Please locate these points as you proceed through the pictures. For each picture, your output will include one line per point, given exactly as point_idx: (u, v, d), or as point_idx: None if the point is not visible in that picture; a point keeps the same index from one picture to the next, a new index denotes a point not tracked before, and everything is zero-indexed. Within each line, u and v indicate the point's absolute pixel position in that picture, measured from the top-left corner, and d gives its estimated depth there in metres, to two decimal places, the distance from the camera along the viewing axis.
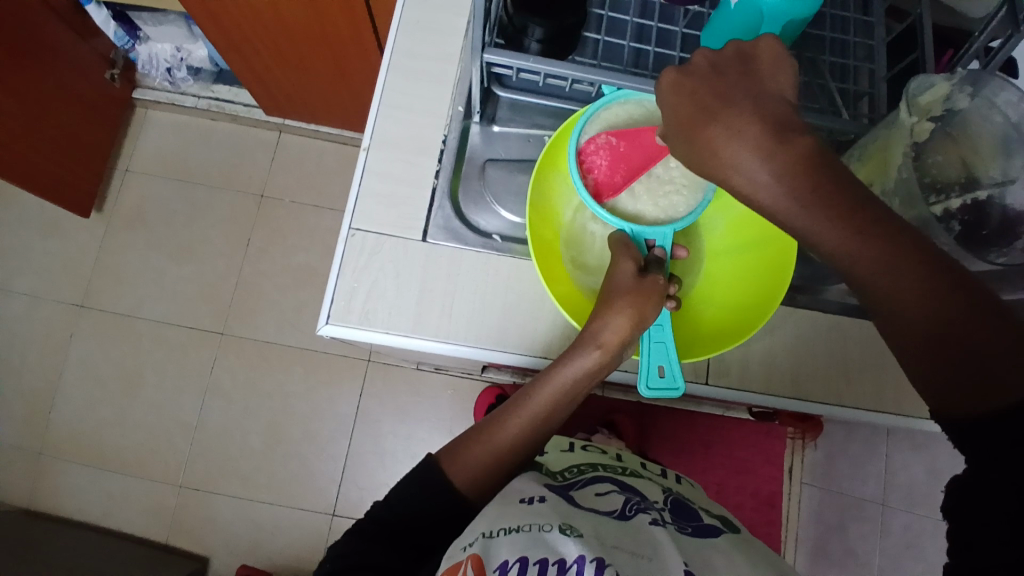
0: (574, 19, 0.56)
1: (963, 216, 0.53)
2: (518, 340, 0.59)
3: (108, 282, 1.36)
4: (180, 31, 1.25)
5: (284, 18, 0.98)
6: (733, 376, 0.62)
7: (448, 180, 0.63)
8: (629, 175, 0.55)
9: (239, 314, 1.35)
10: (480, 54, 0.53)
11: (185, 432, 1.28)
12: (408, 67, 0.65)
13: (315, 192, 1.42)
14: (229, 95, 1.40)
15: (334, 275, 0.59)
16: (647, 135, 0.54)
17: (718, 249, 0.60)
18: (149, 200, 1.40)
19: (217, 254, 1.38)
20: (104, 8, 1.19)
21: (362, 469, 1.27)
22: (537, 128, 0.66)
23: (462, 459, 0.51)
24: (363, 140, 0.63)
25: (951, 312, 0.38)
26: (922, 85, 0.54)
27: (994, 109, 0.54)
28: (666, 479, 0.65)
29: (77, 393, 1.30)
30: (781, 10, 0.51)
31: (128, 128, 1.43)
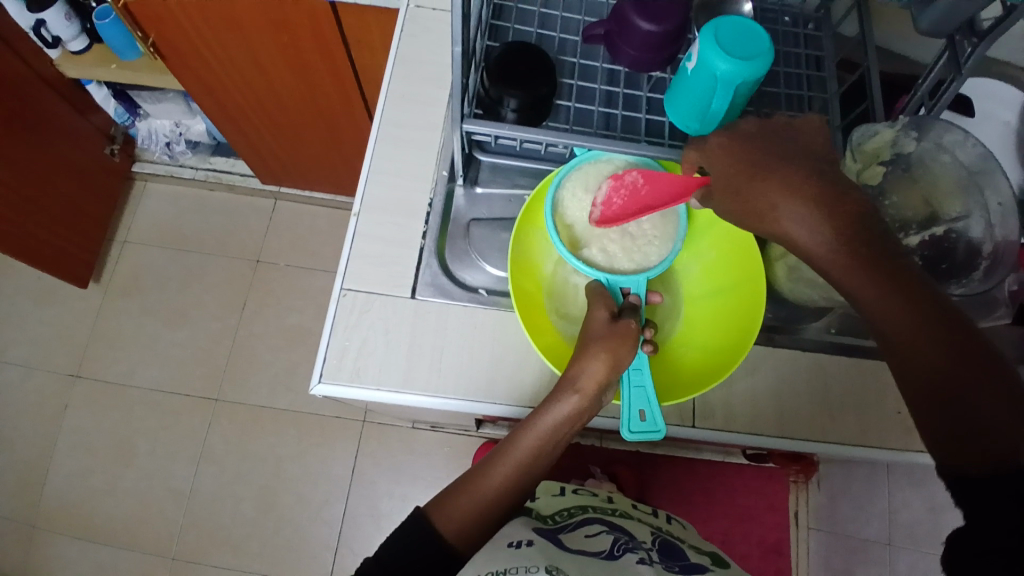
0: (547, 89, 0.61)
1: (923, 252, 0.57)
2: (507, 391, 0.61)
3: (104, 350, 1.37)
4: (178, 107, 1.31)
5: (277, 91, 1.04)
6: (718, 418, 0.63)
7: (435, 240, 0.66)
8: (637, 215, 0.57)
9: (234, 377, 1.36)
10: (460, 124, 0.57)
11: (177, 501, 1.27)
12: (394, 136, 0.70)
13: (310, 256, 1.46)
14: (226, 166, 1.45)
15: (325, 335, 0.61)
16: (665, 178, 0.56)
17: (695, 294, 0.63)
18: (145, 267, 1.44)
19: (212, 319, 1.40)
20: (105, 87, 1.27)
21: (358, 533, 1.25)
22: (517, 187, 0.69)
23: (451, 510, 0.51)
24: (353, 206, 0.67)
25: (933, 348, 0.42)
26: (865, 133, 0.59)
27: (943, 150, 0.58)
28: (656, 519, 0.66)
29: (69, 463, 1.29)
30: (734, 76, 0.55)
31: (126, 201, 1.48)
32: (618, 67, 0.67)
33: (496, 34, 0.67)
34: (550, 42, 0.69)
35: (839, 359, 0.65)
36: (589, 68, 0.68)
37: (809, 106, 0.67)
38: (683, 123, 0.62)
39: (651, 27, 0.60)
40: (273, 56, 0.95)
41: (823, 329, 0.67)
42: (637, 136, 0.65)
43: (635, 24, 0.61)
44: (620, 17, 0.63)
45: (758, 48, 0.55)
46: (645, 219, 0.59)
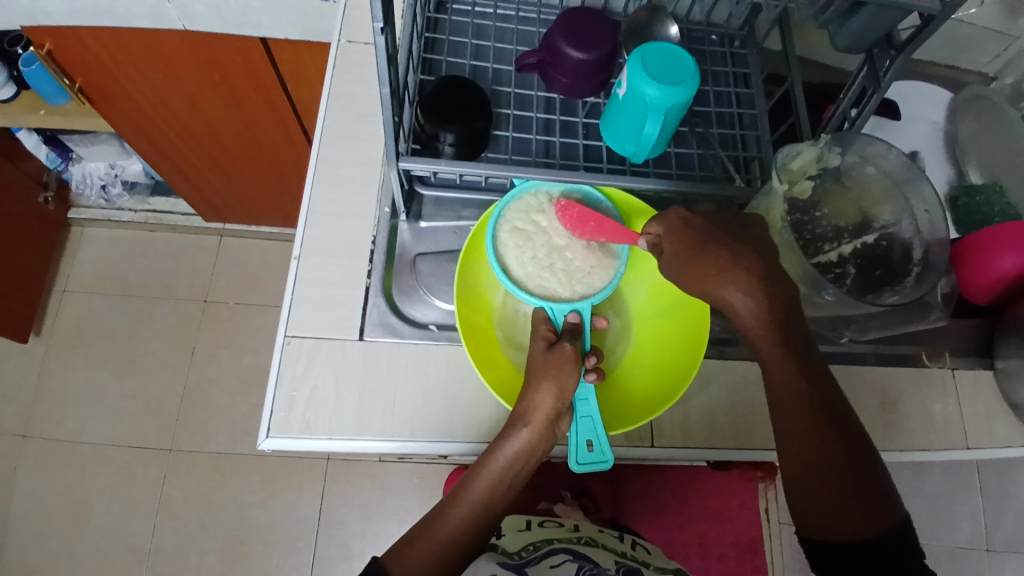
0: (483, 123, 0.61)
1: (856, 260, 0.58)
2: (464, 427, 0.60)
3: (49, 406, 1.30)
4: (113, 149, 1.26)
5: (214, 128, 1.01)
6: (676, 436, 0.63)
7: (381, 278, 0.65)
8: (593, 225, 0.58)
9: (190, 424, 1.31)
10: (396, 162, 0.57)
11: (138, 559, 1.21)
12: (333, 174, 0.69)
13: (261, 292, 1.43)
14: (165, 206, 1.43)
15: (271, 387, 0.59)
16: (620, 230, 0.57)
17: (644, 314, 0.64)
18: (89, 317, 1.38)
19: (162, 365, 1.35)
20: (36, 134, 1.18)
21: (331, 574, 1.22)
22: (463, 219, 0.69)
23: (408, 558, 0.49)
24: (293, 249, 0.65)
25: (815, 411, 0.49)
26: (792, 153, 0.58)
27: (867, 162, 0.60)
28: (621, 545, 0.67)
29: (19, 530, 1.22)
30: (663, 102, 0.56)
31: (63, 249, 1.42)
32: (554, 94, 0.68)
33: (429, 68, 0.67)
34: (484, 73, 0.69)
35: None
36: (524, 97, 0.68)
37: (739, 123, 0.69)
38: (619, 147, 0.63)
39: (582, 55, 0.61)
40: (207, 95, 0.92)
41: None
42: (576, 162, 0.65)
43: (566, 53, 0.62)
44: (550, 47, 0.63)
45: (683, 72, 0.56)
46: (574, 254, 0.58)
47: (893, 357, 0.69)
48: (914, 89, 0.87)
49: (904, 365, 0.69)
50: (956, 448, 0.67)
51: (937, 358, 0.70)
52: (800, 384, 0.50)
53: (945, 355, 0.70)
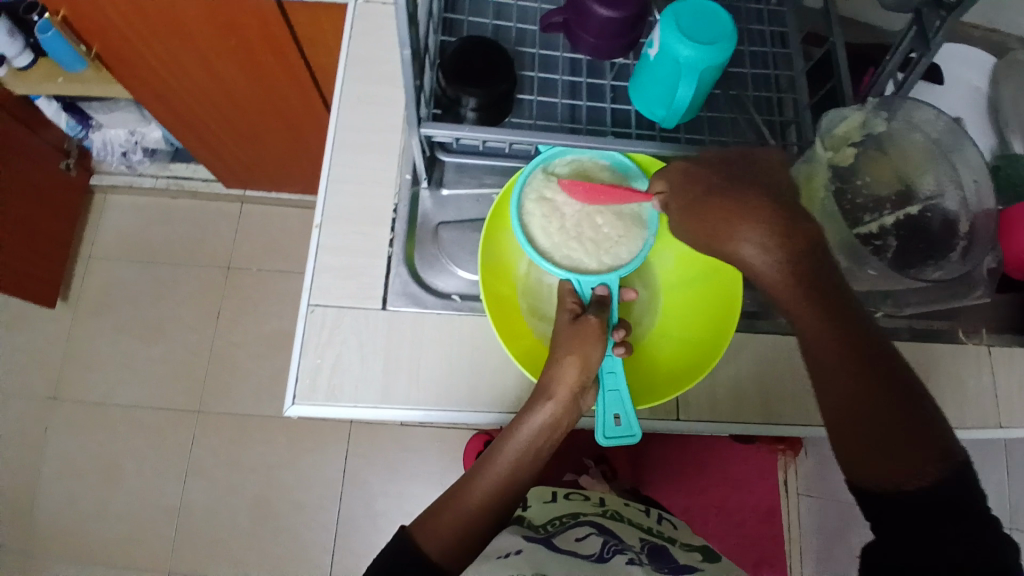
0: (506, 86, 0.59)
1: (898, 232, 0.56)
2: (488, 398, 0.60)
3: (79, 370, 1.34)
4: (132, 115, 1.25)
5: (234, 95, 1.00)
6: (703, 410, 0.62)
7: (403, 247, 0.64)
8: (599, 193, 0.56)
9: (217, 389, 1.33)
10: (417, 128, 0.55)
11: (169, 517, 1.25)
12: (353, 141, 0.67)
13: (284, 259, 1.43)
14: (187, 173, 1.42)
15: (297, 355, 0.59)
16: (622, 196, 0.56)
17: (671, 286, 0.62)
18: (114, 284, 1.39)
19: (188, 331, 1.37)
20: (54, 101, 1.17)
21: (355, 535, 1.25)
22: (485, 187, 0.67)
23: (435, 529, 0.50)
24: (315, 217, 0.64)
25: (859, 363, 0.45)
26: (837, 118, 0.55)
27: (913, 128, 0.57)
28: (647, 519, 0.67)
29: (54, 488, 1.26)
30: (696, 62, 0.53)
31: (87, 216, 1.43)
32: (579, 56, 0.65)
33: (450, 27, 0.64)
34: (507, 34, 0.66)
35: None
36: (549, 58, 0.65)
37: (774, 86, 0.66)
38: (648, 111, 0.61)
39: (611, 13, 0.58)
40: (224, 61, 0.91)
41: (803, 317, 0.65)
42: (603, 127, 0.63)
43: (593, 12, 0.59)
44: (575, 6, 0.60)
45: (719, 31, 0.53)
46: (604, 223, 0.57)
47: (927, 332, 0.67)
48: (961, 50, 0.82)
49: (940, 342, 0.66)
50: (990, 426, 0.65)
51: (975, 333, 0.67)
52: (847, 345, 0.46)
53: (982, 330, 0.68)
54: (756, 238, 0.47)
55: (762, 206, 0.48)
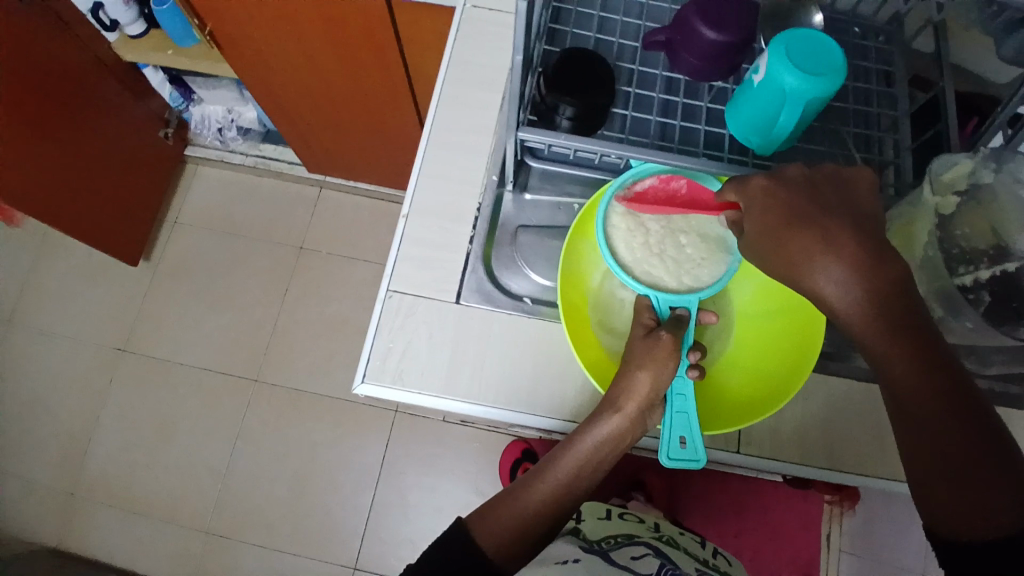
0: (604, 99, 0.59)
1: (992, 287, 0.54)
2: (549, 404, 0.61)
3: (151, 327, 1.42)
4: (231, 94, 1.33)
5: (330, 85, 1.05)
6: (764, 446, 0.61)
7: (482, 246, 0.66)
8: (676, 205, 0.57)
9: (274, 361, 1.39)
10: (514, 131, 0.56)
11: (214, 477, 1.31)
12: (445, 137, 0.69)
13: (351, 246, 1.48)
14: (274, 154, 1.48)
15: (370, 337, 0.62)
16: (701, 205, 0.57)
17: (747, 315, 0.61)
18: (193, 249, 1.47)
19: (254, 303, 1.43)
20: (161, 72, 1.27)
21: (385, 522, 1.27)
22: (567, 196, 0.68)
23: (491, 524, 0.51)
24: (402, 208, 0.67)
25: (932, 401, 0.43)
26: (944, 164, 0.53)
27: (1020, 183, 0.54)
28: (701, 550, 0.66)
29: (116, 434, 1.34)
30: (802, 92, 0.53)
31: (177, 183, 1.52)
32: (677, 76, 0.65)
33: (553, 37, 0.66)
34: (608, 47, 0.67)
35: None
36: (647, 75, 0.66)
37: (877, 123, 0.65)
38: (743, 137, 0.61)
39: (715, 36, 0.58)
40: (326, 51, 0.95)
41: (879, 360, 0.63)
42: (695, 148, 0.63)
43: (699, 33, 0.59)
44: (682, 24, 0.60)
45: (830, 64, 0.52)
46: (687, 243, 0.57)
47: (1004, 397, 0.63)
48: None
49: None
50: None
51: None
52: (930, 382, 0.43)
53: None
54: (833, 272, 0.47)
55: (860, 246, 0.46)
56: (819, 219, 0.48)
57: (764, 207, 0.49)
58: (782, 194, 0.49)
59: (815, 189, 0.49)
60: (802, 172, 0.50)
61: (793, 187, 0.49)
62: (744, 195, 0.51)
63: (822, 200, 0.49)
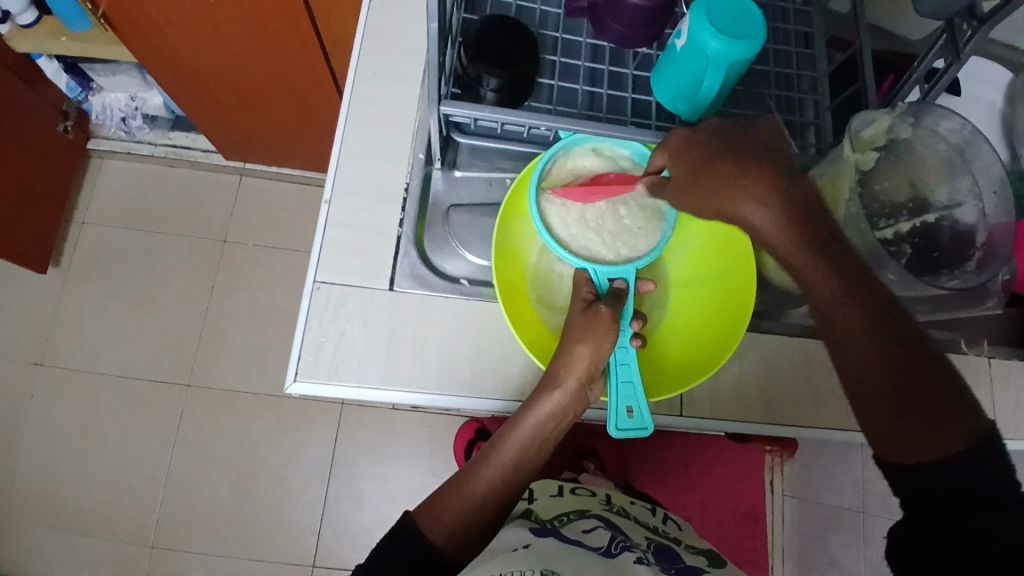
0: (529, 68, 0.58)
1: (913, 239, 0.57)
2: (492, 385, 0.60)
3: (66, 336, 1.31)
4: (133, 80, 1.23)
5: (242, 64, 0.98)
6: (706, 407, 0.62)
7: (413, 228, 0.63)
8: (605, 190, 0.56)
9: (207, 362, 1.31)
10: (437, 106, 0.54)
11: (151, 489, 1.24)
12: (367, 116, 0.66)
13: (281, 234, 1.41)
14: (186, 141, 1.39)
15: (299, 331, 0.58)
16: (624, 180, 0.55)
17: (683, 280, 0.62)
18: (107, 249, 1.37)
19: (180, 302, 1.35)
20: (55, 61, 1.15)
21: (340, 515, 1.24)
22: (498, 171, 0.66)
23: (439, 517, 0.50)
24: (324, 192, 0.63)
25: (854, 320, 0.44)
26: (863, 121, 0.55)
27: (937, 137, 0.56)
28: (652, 517, 0.67)
29: (36, 454, 1.25)
30: (725, 55, 0.53)
31: (82, 179, 1.40)
32: (601, 42, 0.64)
33: (473, 6, 0.63)
34: (530, 15, 0.65)
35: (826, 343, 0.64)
36: (571, 43, 0.64)
37: (796, 85, 0.65)
38: (669, 103, 0.60)
39: (638, 1, 0.57)
40: (232, 26, 0.88)
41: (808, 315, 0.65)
42: (623, 117, 0.62)
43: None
44: None
45: (750, 25, 0.52)
46: (623, 213, 0.57)
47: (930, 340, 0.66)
48: None
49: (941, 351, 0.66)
50: None
51: None
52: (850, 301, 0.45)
53: (982, 342, 0.67)
54: (763, 209, 0.47)
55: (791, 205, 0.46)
56: (749, 156, 0.48)
57: (688, 153, 0.49)
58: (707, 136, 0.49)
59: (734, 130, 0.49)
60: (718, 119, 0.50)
61: (718, 129, 0.49)
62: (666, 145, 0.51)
63: (749, 138, 0.49)
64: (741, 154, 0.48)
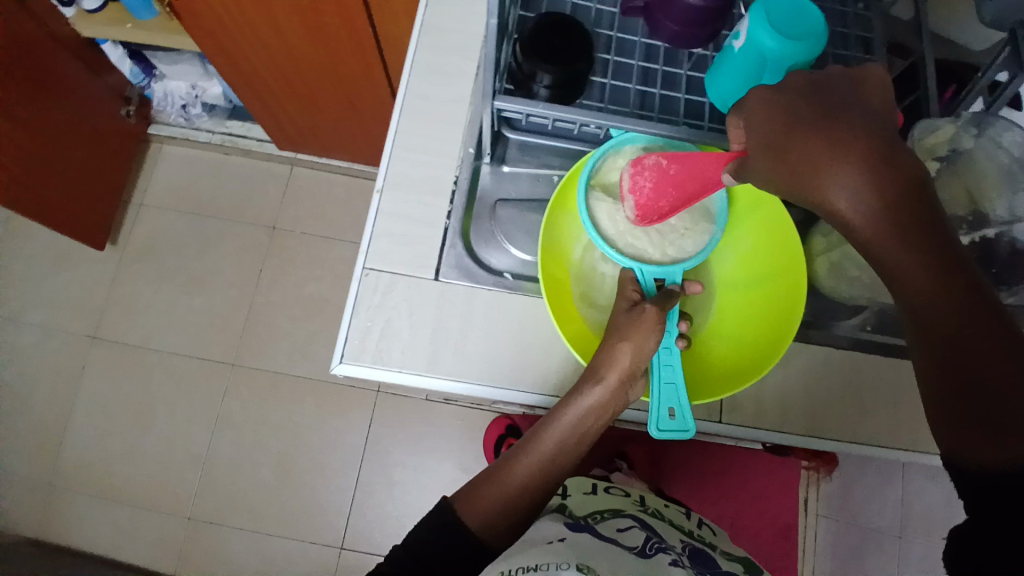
0: (582, 66, 0.58)
1: (971, 253, 0.53)
2: (532, 378, 0.60)
3: (120, 313, 1.37)
4: (195, 70, 1.28)
5: (298, 56, 1.01)
6: (747, 414, 0.61)
7: (460, 221, 0.64)
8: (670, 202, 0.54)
9: (250, 345, 1.36)
10: (491, 100, 0.55)
11: (193, 464, 1.29)
12: (419, 109, 0.67)
13: (326, 224, 1.44)
14: (241, 130, 1.44)
15: (347, 316, 0.60)
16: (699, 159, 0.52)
17: (728, 284, 0.61)
18: (163, 232, 1.43)
19: (228, 286, 1.40)
20: (121, 47, 1.21)
21: (371, 501, 1.27)
22: (546, 167, 0.66)
23: (476, 503, 0.50)
24: (376, 181, 0.65)
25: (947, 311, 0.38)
26: (927, 128, 0.56)
27: (1000, 149, 0.54)
28: (687, 521, 0.66)
29: (89, 424, 1.31)
30: (782, 56, 0.52)
31: (141, 164, 1.46)
32: (656, 42, 0.64)
33: (529, 3, 0.64)
34: (586, 13, 0.65)
35: (875, 357, 0.62)
36: (625, 43, 0.64)
37: None
38: (723, 104, 0.59)
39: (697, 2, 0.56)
40: (292, 20, 0.91)
41: (858, 327, 0.63)
42: (675, 117, 0.62)
43: None
44: None
45: (811, 28, 0.51)
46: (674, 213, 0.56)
47: None
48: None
49: None
50: None
51: None
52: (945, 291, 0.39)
53: None
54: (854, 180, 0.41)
55: None
56: (841, 121, 0.43)
57: (768, 116, 0.45)
58: (790, 100, 0.45)
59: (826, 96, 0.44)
60: (809, 81, 0.46)
61: (805, 97, 0.45)
62: (745, 107, 0.47)
63: (842, 103, 0.44)
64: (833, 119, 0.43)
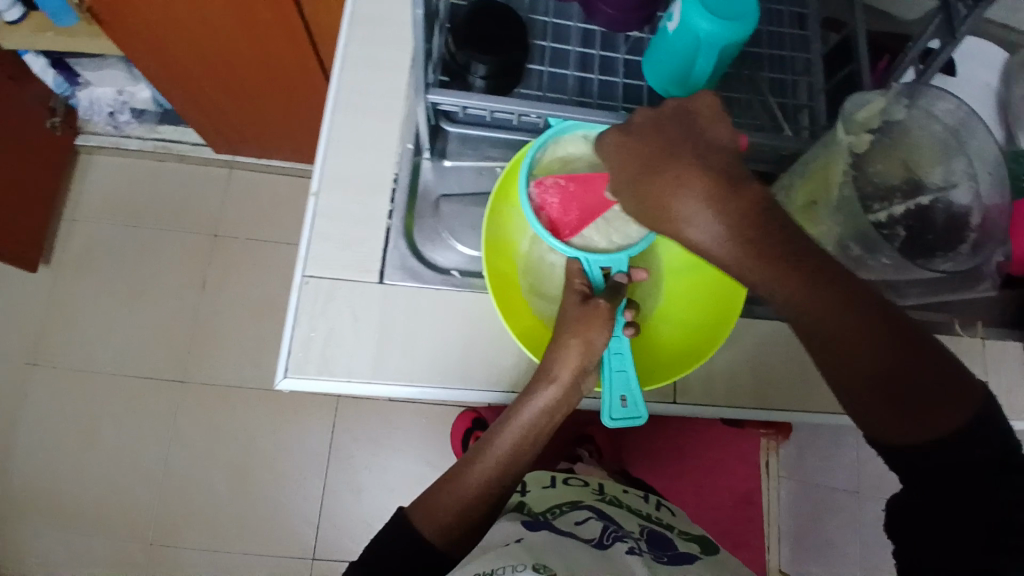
0: (518, 54, 0.56)
1: (906, 222, 0.54)
2: (485, 377, 0.59)
3: (58, 334, 1.30)
4: (122, 74, 1.21)
5: (227, 54, 0.96)
6: (699, 394, 0.61)
7: (402, 220, 0.62)
8: (580, 215, 0.56)
9: (201, 357, 1.31)
10: (424, 94, 0.53)
11: (149, 485, 1.23)
12: (353, 105, 0.64)
13: (273, 227, 1.40)
14: (175, 135, 1.36)
15: (289, 326, 0.57)
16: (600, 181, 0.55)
17: (675, 268, 0.60)
18: (98, 246, 1.36)
19: (173, 297, 1.34)
20: (42, 56, 1.14)
21: (338, 507, 1.24)
22: (488, 160, 0.65)
23: (433, 511, 0.49)
24: (312, 183, 0.62)
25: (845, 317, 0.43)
26: (857, 102, 0.53)
27: (932, 118, 0.55)
28: (645, 505, 0.66)
29: (31, 453, 1.24)
30: (717, 37, 0.51)
31: (70, 175, 1.38)
32: (592, 27, 0.62)
33: None
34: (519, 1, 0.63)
35: None
36: (561, 28, 0.63)
37: (791, 68, 0.64)
38: (661, 87, 0.59)
39: None
40: (216, 16, 0.87)
41: None
42: (615, 103, 0.61)
43: None
44: None
45: (742, 9, 0.51)
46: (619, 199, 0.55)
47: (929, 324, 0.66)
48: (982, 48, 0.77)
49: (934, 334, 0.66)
50: None
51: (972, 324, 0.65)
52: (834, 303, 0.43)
53: (977, 325, 0.67)
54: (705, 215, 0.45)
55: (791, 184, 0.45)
56: (681, 155, 0.46)
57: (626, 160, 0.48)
58: (639, 139, 0.48)
59: (664, 129, 0.48)
60: (649, 116, 0.49)
61: (648, 133, 0.48)
62: (602, 145, 0.50)
63: (679, 134, 0.47)
64: (674, 156, 0.46)
